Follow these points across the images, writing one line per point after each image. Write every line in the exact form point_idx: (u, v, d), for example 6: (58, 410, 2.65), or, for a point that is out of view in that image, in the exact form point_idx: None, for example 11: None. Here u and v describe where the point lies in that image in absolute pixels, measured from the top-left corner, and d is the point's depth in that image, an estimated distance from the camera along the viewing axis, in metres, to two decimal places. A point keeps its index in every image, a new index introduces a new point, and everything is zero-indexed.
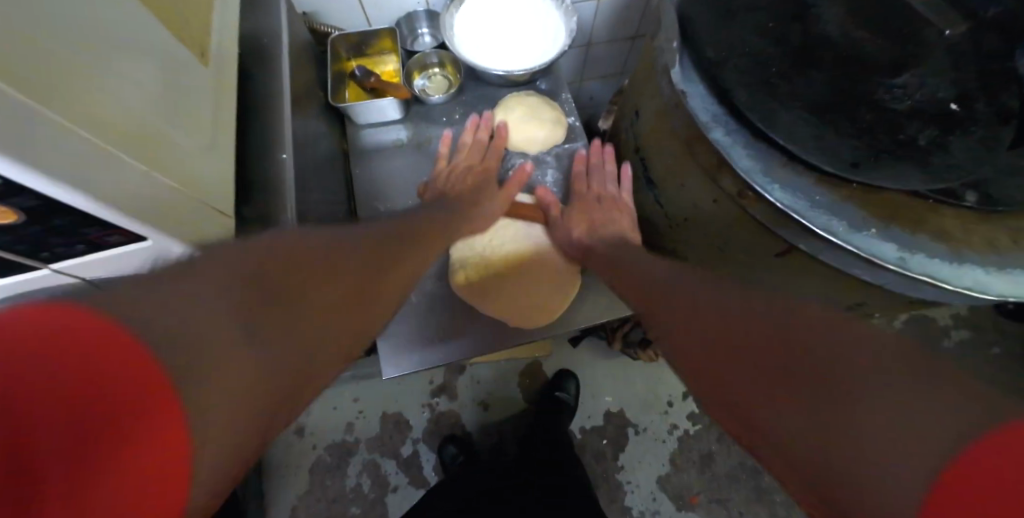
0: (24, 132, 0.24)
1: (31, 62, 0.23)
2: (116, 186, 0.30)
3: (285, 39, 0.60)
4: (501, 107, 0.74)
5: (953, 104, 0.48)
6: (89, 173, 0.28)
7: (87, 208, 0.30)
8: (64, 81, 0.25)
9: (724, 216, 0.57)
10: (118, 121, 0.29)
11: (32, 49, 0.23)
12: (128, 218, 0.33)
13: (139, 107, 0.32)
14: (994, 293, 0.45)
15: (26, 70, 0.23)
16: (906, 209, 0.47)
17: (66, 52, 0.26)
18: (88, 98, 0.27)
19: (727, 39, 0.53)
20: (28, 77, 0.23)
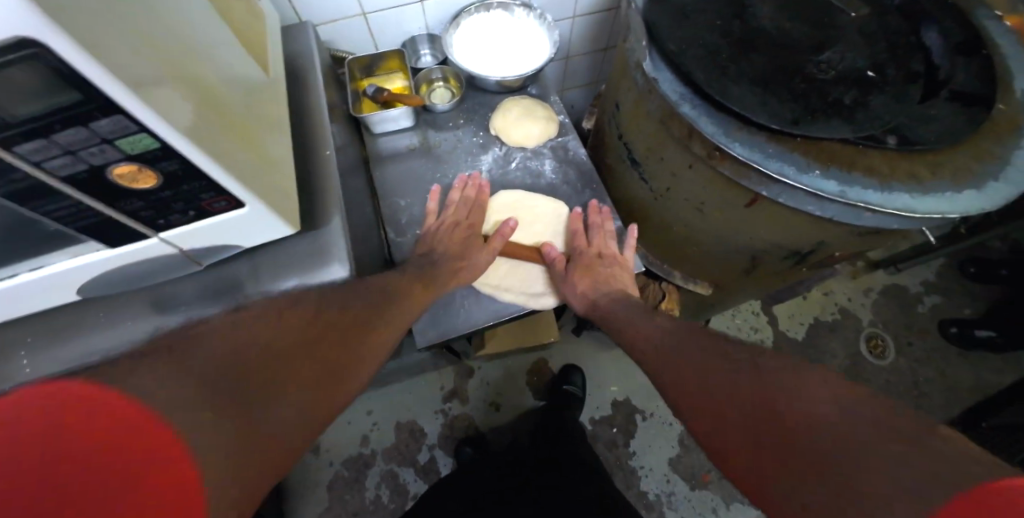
0: (165, 101, 0.33)
1: (154, 50, 0.33)
2: (225, 157, 0.40)
3: (315, 60, 0.71)
4: (499, 109, 0.85)
5: (868, 70, 0.63)
6: (200, 135, 0.36)
7: (215, 175, 0.39)
8: (168, 59, 0.34)
9: (698, 178, 0.67)
10: (211, 105, 0.39)
11: (156, 44, 0.33)
12: (232, 185, 0.41)
13: (224, 100, 0.42)
14: (918, 211, 0.56)
15: (152, 52, 0.32)
16: (843, 153, 0.58)
17: (167, 40, 0.35)
18: (190, 84, 0.36)
19: (683, 31, 0.65)
20: (154, 57, 0.32)
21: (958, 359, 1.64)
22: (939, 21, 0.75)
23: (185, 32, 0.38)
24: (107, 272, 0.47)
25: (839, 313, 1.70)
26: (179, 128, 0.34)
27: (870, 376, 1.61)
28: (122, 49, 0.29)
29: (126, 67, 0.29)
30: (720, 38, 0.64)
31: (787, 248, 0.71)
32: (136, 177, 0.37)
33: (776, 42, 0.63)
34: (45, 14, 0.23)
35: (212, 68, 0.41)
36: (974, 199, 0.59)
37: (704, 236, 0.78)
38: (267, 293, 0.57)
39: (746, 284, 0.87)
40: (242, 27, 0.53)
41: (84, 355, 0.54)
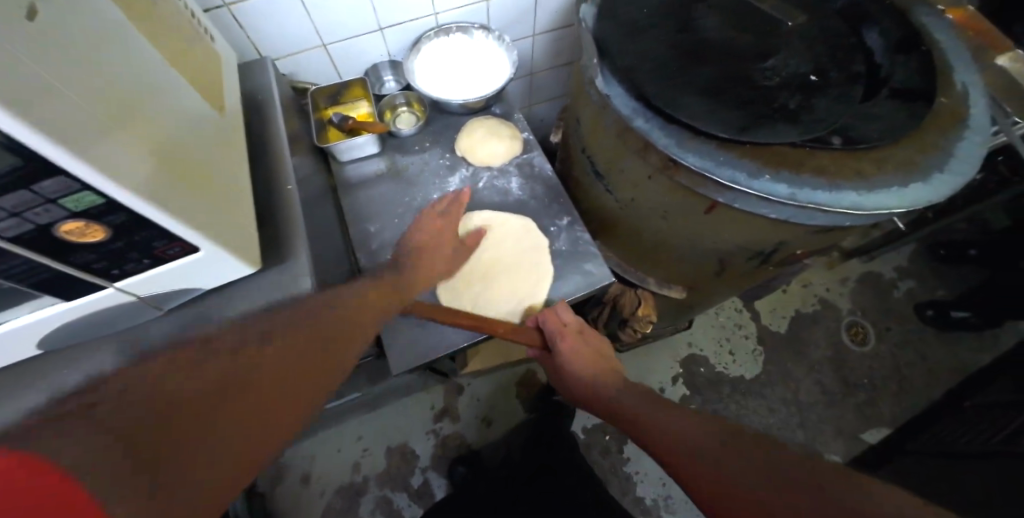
0: (110, 157, 0.33)
1: (99, 107, 0.33)
2: (181, 204, 0.40)
3: (274, 94, 0.71)
4: (463, 131, 0.86)
5: (810, 75, 0.65)
6: (149, 188, 0.37)
7: (169, 226, 0.39)
8: (115, 113, 0.35)
9: (658, 187, 0.69)
10: (163, 154, 0.39)
11: (101, 100, 0.34)
12: (186, 231, 0.41)
13: (178, 147, 0.42)
14: (867, 208, 0.58)
15: (97, 110, 0.33)
16: (792, 156, 0.60)
17: (112, 93, 0.35)
18: (140, 136, 0.37)
19: (632, 47, 0.67)
20: (99, 114, 0.33)
21: (936, 341, 1.67)
22: (879, 21, 0.78)
23: (131, 84, 0.39)
24: (64, 324, 0.47)
25: (819, 304, 1.73)
26: (124, 181, 0.34)
27: (853, 364, 1.64)
28: (63, 112, 0.30)
29: (68, 128, 0.30)
30: (669, 51, 0.66)
31: (750, 249, 0.73)
32: (83, 232, 0.37)
33: (721, 52, 0.66)
34: None
35: (162, 115, 0.42)
36: (920, 192, 0.61)
37: (671, 242, 0.80)
38: None
39: (718, 285, 0.89)
40: (195, 69, 0.53)
41: (25, 410, 0.49)
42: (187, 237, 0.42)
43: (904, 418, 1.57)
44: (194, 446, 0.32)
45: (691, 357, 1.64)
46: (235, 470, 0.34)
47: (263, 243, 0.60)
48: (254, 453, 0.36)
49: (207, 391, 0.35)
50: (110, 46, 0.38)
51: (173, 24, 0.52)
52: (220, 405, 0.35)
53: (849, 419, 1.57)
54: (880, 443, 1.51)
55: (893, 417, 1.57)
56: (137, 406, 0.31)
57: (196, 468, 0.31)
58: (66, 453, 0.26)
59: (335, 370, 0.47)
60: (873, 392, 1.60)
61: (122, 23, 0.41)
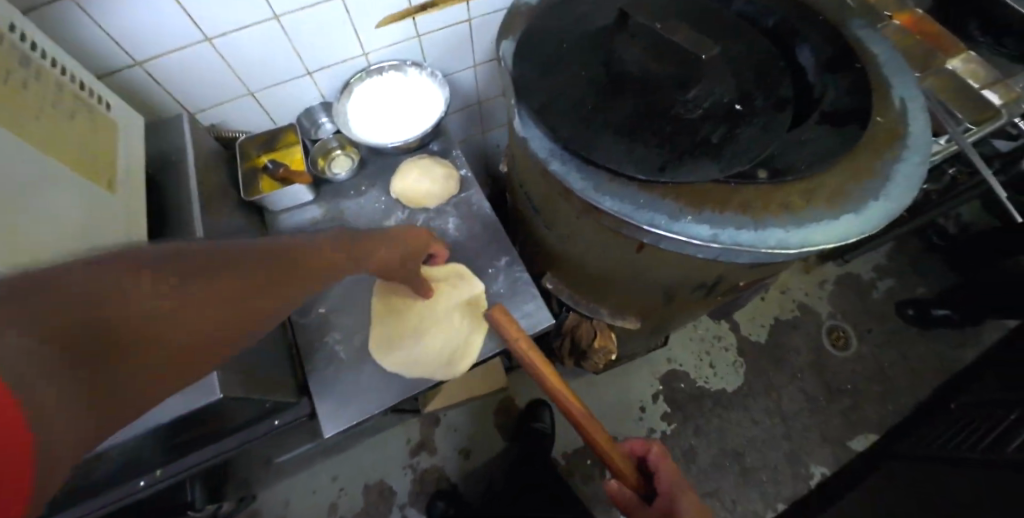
0: None
1: None
2: None
3: (189, 153, 0.69)
4: (399, 173, 0.84)
5: (734, 104, 0.63)
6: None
7: None
8: None
9: (588, 227, 0.67)
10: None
11: None
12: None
13: (18, 235, 0.41)
14: (792, 246, 0.56)
15: None
16: (715, 193, 0.58)
17: None
18: None
19: (549, 86, 0.65)
20: None
21: (919, 341, 1.65)
22: (811, 38, 0.76)
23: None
24: None
25: (798, 309, 1.70)
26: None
27: (836, 369, 1.61)
28: None
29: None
30: (588, 87, 0.64)
31: (690, 283, 0.70)
32: None
33: (641, 87, 0.63)
34: None
35: (21, 209, 0.42)
36: (851, 223, 0.59)
37: (615, 277, 0.77)
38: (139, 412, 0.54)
39: (671, 314, 0.87)
40: (77, 143, 0.51)
41: None
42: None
43: (890, 422, 1.53)
44: (151, 374, 0.32)
45: (671, 373, 1.61)
46: (164, 382, 0.34)
47: None
48: (184, 371, 0.36)
49: (166, 304, 0.34)
50: None
51: (58, 100, 0.51)
52: (174, 332, 0.34)
53: (835, 426, 1.54)
54: (867, 451, 1.48)
55: (879, 422, 1.54)
56: (76, 316, 0.28)
57: (137, 383, 0.31)
58: (32, 390, 0.23)
59: (287, 294, 0.47)
60: (858, 397, 1.57)
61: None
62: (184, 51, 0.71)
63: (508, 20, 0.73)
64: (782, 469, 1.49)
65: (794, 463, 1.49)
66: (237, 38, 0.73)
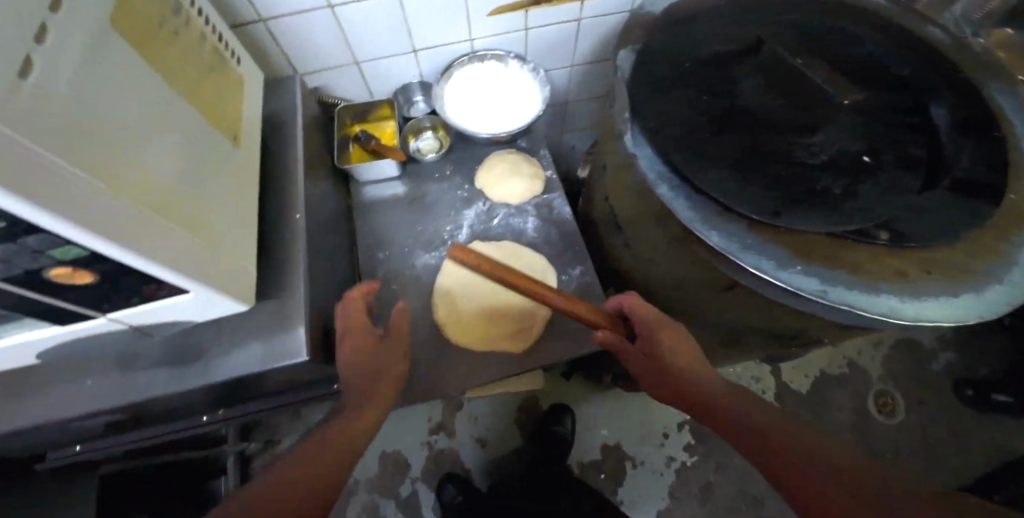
0: (101, 216, 0.33)
1: (99, 159, 0.33)
2: (170, 253, 0.40)
3: (297, 115, 0.72)
4: (485, 164, 0.84)
5: (861, 156, 0.59)
6: (133, 232, 0.36)
7: (154, 272, 0.39)
8: (115, 166, 0.35)
9: (676, 255, 0.65)
10: (162, 199, 0.39)
11: (101, 151, 0.33)
12: (167, 272, 0.40)
13: (175, 186, 0.42)
14: (906, 317, 0.52)
15: (97, 165, 0.33)
16: (828, 246, 0.56)
17: (112, 142, 0.35)
18: (139, 185, 0.37)
19: (665, 106, 0.63)
20: (99, 170, 0.33)
21: (974, 423, 1.54)
22: (947, 95, 0.71)
23: (135, 125, 0.39)
24: (57, 344, 0.47)
25: (847, 366, 1.62)
26: (106, 232, 0.34)
27: (876, 435, 1.53)
28: (57, 176, 0.29)
29: (55, 192, 0.29)
30: (705, 114, 0.62)
31: (770, 330, 0.67)
32: (71, 276, 0.36)
33: (763, 121, 0.60)
34: None
35: (179, 162, 0.44)
36: (971, 302, 0.54)
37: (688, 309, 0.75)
38: (228, 358, 0.57)
39: (732, 355, 0.84)
40: (210, 94, 0.53)
41: (51, 419, 0.56)
42: (173, 281, 0.41)
43: None
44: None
45: None
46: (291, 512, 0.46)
47: (267, 274, 0.60)
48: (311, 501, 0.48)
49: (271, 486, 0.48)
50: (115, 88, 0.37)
51: (200, 51, 0.53)
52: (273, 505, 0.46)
53: None
54: None
55: None
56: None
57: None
58: None
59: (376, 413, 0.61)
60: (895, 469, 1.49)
61: (138, 58, 0.42)
62: (307, 15, 0.72)
63: (627, 30, 0.71)
64: None
65: None
66: (357, 9, 0.73)
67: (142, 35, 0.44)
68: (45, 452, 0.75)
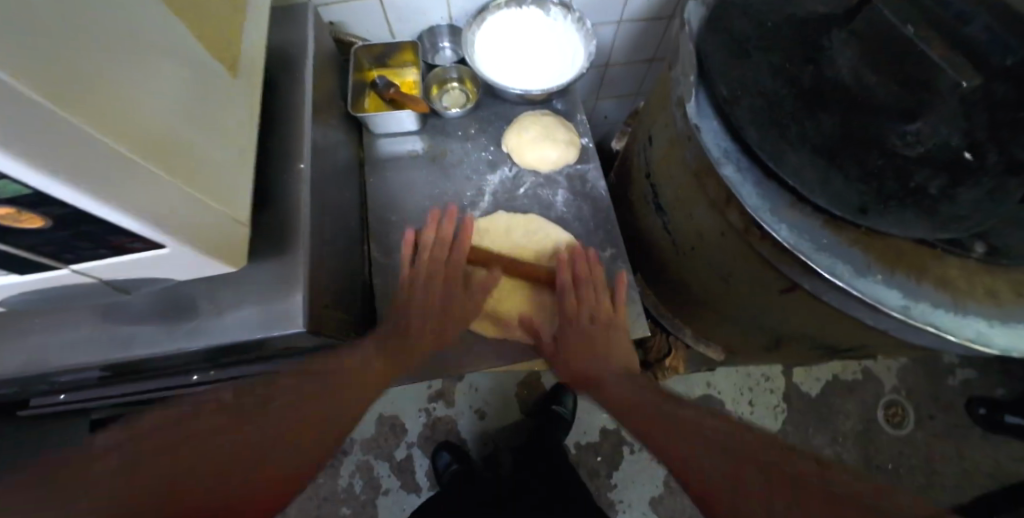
0: (70, 156, 0.27)
1: (82, 86, 0.26)
2: (152, 203, 0.34)
3: (309, 49, 0.62)
4: (516, 124, 0.75)
5: (967, 152, 0.50)
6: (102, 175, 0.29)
7: (132, 224, 0.33)
8: (101, 94, 0.28)
9: (728, 247, 0.58)
10: (156, 138, 0.33)
11: (81, 74, 0.27)
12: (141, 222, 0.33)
13: (172, 124, 0.35)
14: (996, 347, 0.45)
15: (79, 94, 0.26)
16: (913, 256, 0.48)
17: (95, 63, 0.28)
18: (130, 120, 0.30)
19: (739, 72, 0.54)
20: (81, 100, 0.26)
21: (982, 442, 1.49)
22: None
23: (123, 42, 0.31)
24: (19, 294, 0.41)
25: (861, 373, 1.56)
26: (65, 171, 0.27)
27: (882, 445, 1.48)
28: (20, 105, 0.23)
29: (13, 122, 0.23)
30: (783, 89, 0.53)
31: (819, 340, 0.61)
32: (17, 218, 0.30)
33: (856, 98, 0.51)
34: None
35: (176, 94, 0.37)
36: None
37: (728, 306, 0.68)
38: (220, 320, 0.51)
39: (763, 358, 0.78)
40: (208, 11, 0.44)
41: (27, 368, 0.51)
42: (146, 232, 0.35)
43: None
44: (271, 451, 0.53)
45: (705, 398, 1.53)
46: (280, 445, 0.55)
47: (264, 229, 0.53)
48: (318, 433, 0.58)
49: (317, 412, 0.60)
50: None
51: None
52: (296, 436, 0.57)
53: None
54: None
55: None
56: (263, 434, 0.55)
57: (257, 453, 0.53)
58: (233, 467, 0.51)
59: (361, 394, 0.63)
60: (896, 480, 1.45)
61: None
62: None
63: None
64: None
65: None
66: None
67: None
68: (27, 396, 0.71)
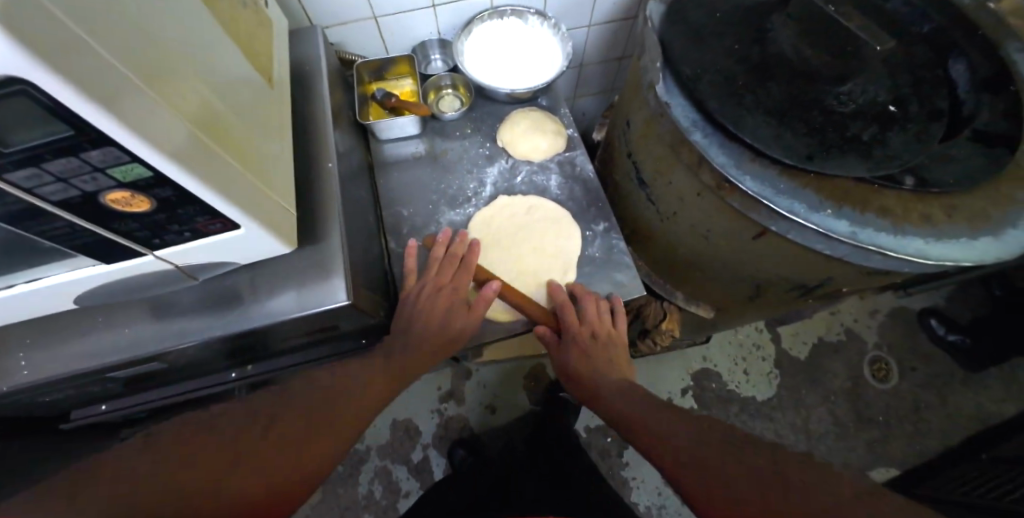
0: (181, 151, 0.34)
1: (176, 94, 0.34)
2: (239, 192, 0.41)
3: (322, 67, 0.70)
4: (507, 121, 0.84)
5: (891, 106, 0.61)
6: (183, 153, 0.35)
7: (226, 211, 0.41)
8: (188, 98, 0.36)
9: (706, 206, 0.66)
10: (227, 136, 0.40)
11: (176, 86, 0.34)
12: (205, 193, 0.38)
13: (238, 127, 0.43)
14: (930, 259, 0.54)
15: (176, 101, 0.34)
16: (858, 192, 0.57)
17: (183, 77, 0.36)
18: (209, 123, 0.38)
19: (697, 56, 0.64)
20: (179, 107, 0.34)
21: (961, 386, 1.60)
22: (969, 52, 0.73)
23: (199, 60, 0.39)
24: (100, 285, 0.47)
25: (843, 334, 1.67)
26: (168, 154, 0.33)
27: (871, 399, 1.58)
28: (145, 110, 0.31)
29: (142, 121, 0.31)
30: (736, 66, 0.63)
31: (792, 280, 0.70)
32: (129, 202, 0.37)
33: (795, 71, 0.62)
34: (65, 86, 0.25)
35: (237, 102, 0.44)
36: (992, 246, 0.56)
37: (711, 262, 0.77)
38: (265, 305, 0.58)
39: (750, 309, 0.87)
40: (245, 33, 0.52)
41: (91, 365, 0.56)
42: (211, 203, 0.39)
43: (914, 461, 1.51)
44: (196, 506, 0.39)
45: (703, 371, 1.62)
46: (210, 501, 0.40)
47: (301, 222, 0.60)
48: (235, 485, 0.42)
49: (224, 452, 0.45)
50: (179, 23, 0.38)
51: None
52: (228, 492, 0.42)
53: (860, 454, 1.52)
54: (888, 484, 1.46)
55: (904, 460, 1.51)
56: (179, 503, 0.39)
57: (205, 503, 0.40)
58: None
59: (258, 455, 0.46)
60: (887, 431, 1.55)
61: None
62: None
63: None
64: None
65: None
66: None
67: None
68: (72, 408, 0.76)
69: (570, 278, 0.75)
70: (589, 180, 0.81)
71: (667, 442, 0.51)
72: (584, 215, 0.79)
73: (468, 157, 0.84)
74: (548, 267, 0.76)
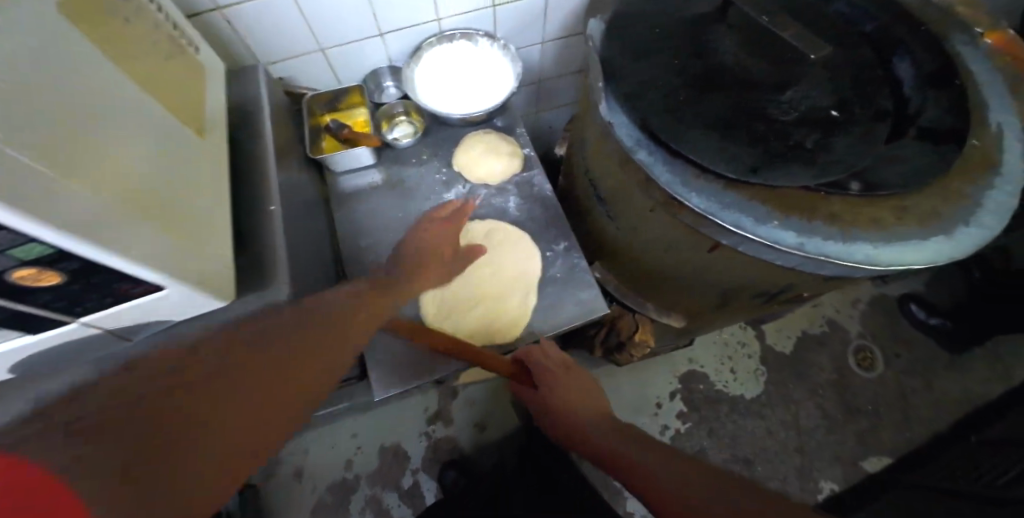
0: (87, 224, 0.34)
1: (83, 165, 0.33)
2: (157, 255, 0.40)
3: (265, 105, 0.69)
4: (463, 145, 0.83)
5: (834, 111, 0.61)
6: (89, 226, 0.34)
7: (145, 275, 0.40)
8: (98, 167, 0.35)
9: (659, 221, 0.66)
10: (145, 198, 0.40)
11: (82, 156, 0.34)
12: (119, 262, 0.37)
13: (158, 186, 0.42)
14: (880, 264, 0.54)
15: (83, 173, 0.33)
16: (805, 201, 0.57)
17: (92, 145, 0.35)
18: (124, 189, 0.37)
19: (639, 72, 0.64)
20: (85, 178, 0.33)
21: (945, 369, 1.61)
22: (912, 49, 0.73)
23: (113, 124, 0.39)
24: (29, 355, 0.45)
25: (827, 325, 1.68)
26: (72, 229, 0.32)
27: (858, 389, 1.58)
28: (41, 189, 0.30)
29: (38, 201, 0.30)
30: (677, 81, 0.62)
31: (752, 288, 0.69)
32: (39, 277, 0.35)
33: (737, 82, 0.62)
34: None
35: (160, 160, 0.44)
36: (942, 246, 0.56)
37: (675, 274, 0.76)
38: None
39: (719, 317, 0.86)
40: (171, 82, 0.51)
41: None
42: (125, 270, 0.38)
43: (905, 449, 1.52)
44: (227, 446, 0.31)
45: (690, 373, 1.61)
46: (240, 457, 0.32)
47: (247, 268, 0.59)
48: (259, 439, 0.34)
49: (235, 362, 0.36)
50: (88, 89, 0.37)
51: (159, 41, 0.51)
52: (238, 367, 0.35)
53: (850, 446, 1.52)
54: (881, 473, 1.46)
55: (895, 448, 1.51)
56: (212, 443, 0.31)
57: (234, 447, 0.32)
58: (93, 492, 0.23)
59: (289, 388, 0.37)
60: (876, 420, 1.55)
61: (84, 38, 0.39)
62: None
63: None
64: (791, 480, 1.48)
65: (803, 478, 1.49)
66: None
67: (99, 31, 0.42)
68: None
69: (533, 301, 0.74)
70: (548, 198, 0.81)
71: (640, 468, 0.48)
72: (544, 235, 0.78)
73: (425, 184, 0.84)
74: (510, 291, 0.75)
